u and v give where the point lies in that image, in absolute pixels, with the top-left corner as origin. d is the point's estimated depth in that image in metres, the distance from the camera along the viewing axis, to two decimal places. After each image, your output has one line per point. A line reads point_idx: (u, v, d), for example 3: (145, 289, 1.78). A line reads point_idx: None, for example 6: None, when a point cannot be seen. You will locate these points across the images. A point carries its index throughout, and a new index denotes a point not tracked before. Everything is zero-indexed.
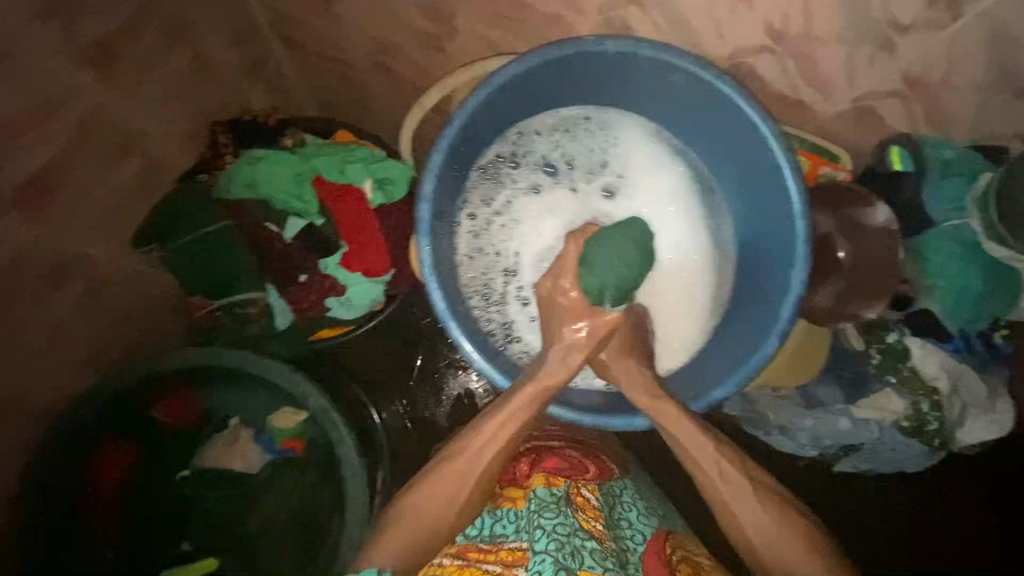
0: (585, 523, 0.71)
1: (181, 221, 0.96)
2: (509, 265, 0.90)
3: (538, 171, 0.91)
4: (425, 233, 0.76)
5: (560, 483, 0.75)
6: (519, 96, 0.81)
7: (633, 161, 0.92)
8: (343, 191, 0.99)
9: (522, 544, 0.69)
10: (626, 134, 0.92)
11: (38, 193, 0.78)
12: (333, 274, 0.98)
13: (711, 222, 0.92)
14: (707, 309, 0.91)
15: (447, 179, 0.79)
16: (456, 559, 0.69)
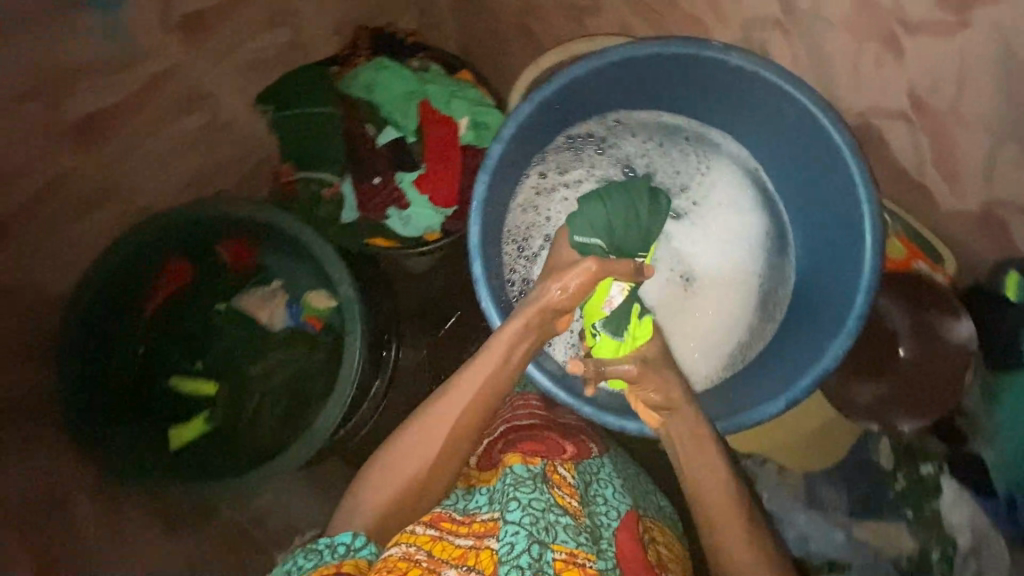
0: (560, 499, 0.73)
1: (299, 94, 1.06)
2: (551, 237, 0.91)
3: (617, 169, 0.91)
4: (486, 171, 0.79)
5: (537, 461, 0.77)
6: (628, 80, 0.81)
7: (713, 195, 0.90)
8: (442, 121, 1.06)
9: (493, 516, 0.72)
10: (719, 164, 0.90)
11: (196, 26, 0.91)
12: (404, 189, 1.06)
13: (768, 282, 0.89)
14: (727, 354, 0.87)
15: (529, 132, 0.81)
16: (428, 529, 0.71)
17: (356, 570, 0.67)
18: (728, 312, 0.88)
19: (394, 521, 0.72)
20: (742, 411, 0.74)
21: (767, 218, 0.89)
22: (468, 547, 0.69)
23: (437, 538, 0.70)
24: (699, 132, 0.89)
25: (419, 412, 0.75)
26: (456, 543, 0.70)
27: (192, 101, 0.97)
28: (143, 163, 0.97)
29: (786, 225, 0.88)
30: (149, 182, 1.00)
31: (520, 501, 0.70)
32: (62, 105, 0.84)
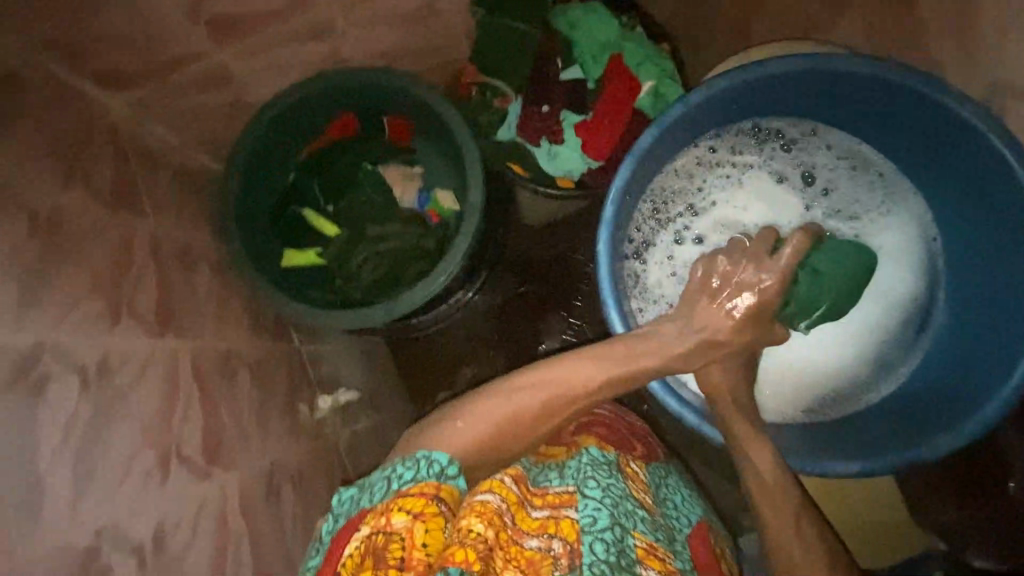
0: (636, 492, 0.77)
1: (510, 6, 1.10)
2: (695, 207, 0.87)
3: (794, 171, 0.86)
4: (660, 124, 0.77)
5: (610, 450, 0.81)
6: (849, 95, 0.77)
7: (879, 241, 0.85)
8: (626, 78, 1.07)
9: (568, 488, 0.73)
10: (896, 216, 0.85)
11: None
12: (564, 128, 1.08)
13: (891, 347, 0.86)
14: (818, 400, 0.85)
15: (724, 101, 0.78)
16: (513, 484, 0.69)
17: (450, 498, 0.60)
18: (837, 357, 0.86)
19: (476, 459, 0.65)
20: (825, 458, 0.74)
21: (922, 284, 0.85)
22: (546, 518, 0.70)
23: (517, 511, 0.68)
24: (891, 177, 0.84)
25: (504, 385, 0.69)
26: (534, 517, 0.70)
27: None
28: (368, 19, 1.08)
29: (939, 298, 0.84)
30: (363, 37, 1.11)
31: (601, 484, 0.73)
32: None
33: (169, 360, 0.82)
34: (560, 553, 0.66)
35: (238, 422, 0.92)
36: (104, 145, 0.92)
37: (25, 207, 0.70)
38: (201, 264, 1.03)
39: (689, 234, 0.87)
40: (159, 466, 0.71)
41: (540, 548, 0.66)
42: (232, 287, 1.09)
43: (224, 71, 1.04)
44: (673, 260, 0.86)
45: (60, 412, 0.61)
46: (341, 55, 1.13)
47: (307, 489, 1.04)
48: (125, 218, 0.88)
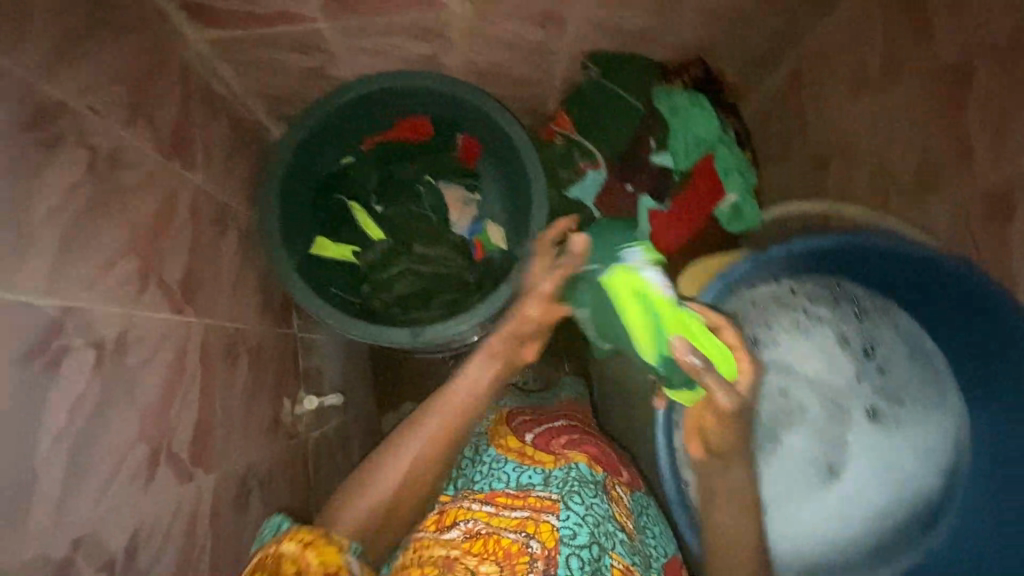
0: (618, 515, 0.82)
1: (625, 74, 1.08)
2: (756, 342, 0.87)
3: (859, 337, 0.85)
4: (756, 256, 0.80)
5: (598, 471, 0.85)
6: (934, 287, 0.75)
7: (911, 437, 0.83)
8: (712, 181, 1.07)
9: (552, 495, 0.78)
10: (941, 419, 0.81)
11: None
12: (638, 210, 1.06)
13: (890, 531, 0.85)
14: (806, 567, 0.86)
15: (816, 255, 0.80)
16: (484, 505, 0.79)
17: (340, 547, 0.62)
18: (833, 534, 0.86)
19: (402, 495, 0.75)
20: None
21: (938, 482, 0.82)
22: (525, 518, 0.76)
23: (494, 514, 0.78)
24: (948, 378, 0.80)
25: (386, 447, 0.77)
26: (511, 516, 0.77)
27: (546, 22, 1.01)
28: (481, 38, 1.03)
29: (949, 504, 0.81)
30: (468, 51, 1.06)
31: (585, 501, 0.77)
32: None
33: (183, 340, 0.75)
34: (538, 556, 0.72)
35: (229, 413, 0.86)
36: (174, 83, 0.84)
37: (88, 143, 0.62)
38: (232, 230, 0.96)
39: None
40: (150, 464, 0.64)
41: (522, 547, 0.73)
42: (250, 260, 1.01)
43: (318, 40, 0.96)
44: None
45: (71, 396, 0.54)
46: (439, 60, 1.07)
47: (273, 489, 0.98)
48: (176, 171, 0.80)
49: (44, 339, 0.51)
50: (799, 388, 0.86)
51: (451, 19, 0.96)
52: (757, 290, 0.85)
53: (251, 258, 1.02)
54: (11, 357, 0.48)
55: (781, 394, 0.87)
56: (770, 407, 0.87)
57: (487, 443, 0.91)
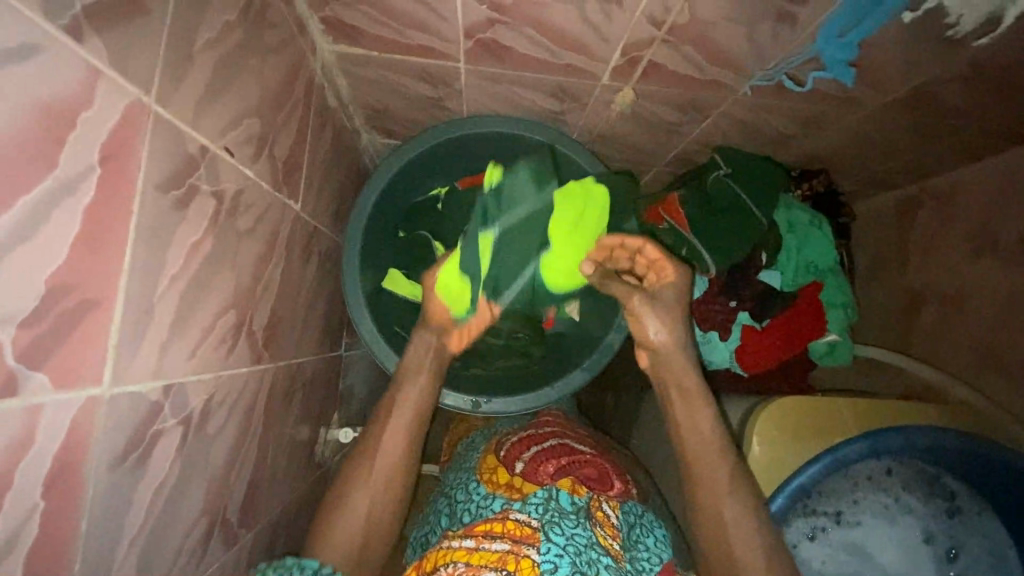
0: (603, 539, 0.76)
1: (755, 179, 1.00)
2: (842, 515, 0.82)
3: (943, 540, 0.81)
4: (877, 440, 0.79)
5: (582, 494, 0.80)
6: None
7: None
8: (816, 312, 1.00)
9: (532, 523, 0.74)
10: None
11: (773, 97, 0.87)
12: (733, 322, 1.02)
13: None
14: None
15: (937, 448, 0.79)
16: (465, 544, 0.73)
17: None
18: None
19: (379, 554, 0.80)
20: None
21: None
22: (505, 551, 0.71)
23: (475, 548, 0.72)
24: None
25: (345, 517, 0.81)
26: (492, 548, 0.71)
27: (689, 110, 0.93)
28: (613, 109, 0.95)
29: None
30: (595, 116, 0.98)
31: (565, 532, 0.72)
32: (648, 71, 0.82)
33: (254, 392, 0.69)
34: None
35: (276, 457, 0.81)
36: (297, 103, 0.76)
37: (215, 191, 0.55)
38: (314, 256, 0.90)
39: (822, 537, 0.82)
40: (204, 540, 0.60)
41: None
42: (321, 286, 0.95)
43: (447, 77, 0.89)
44: (800, 550, 0.82)
45: (153, 488, 0.49)
46: (562, 117, 1.00)
47: (292, 529, 0.93)
48: (282, 202, 0.74)
49: (142, 430, 0.46)
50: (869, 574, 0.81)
51: (594, 88, 0.88)
52: (857, 466, 0.81)
53: (322, 284, 0.95)
54: (109, 463, 0.42)
55: None
56: None
57: (475, 477, 0.86)
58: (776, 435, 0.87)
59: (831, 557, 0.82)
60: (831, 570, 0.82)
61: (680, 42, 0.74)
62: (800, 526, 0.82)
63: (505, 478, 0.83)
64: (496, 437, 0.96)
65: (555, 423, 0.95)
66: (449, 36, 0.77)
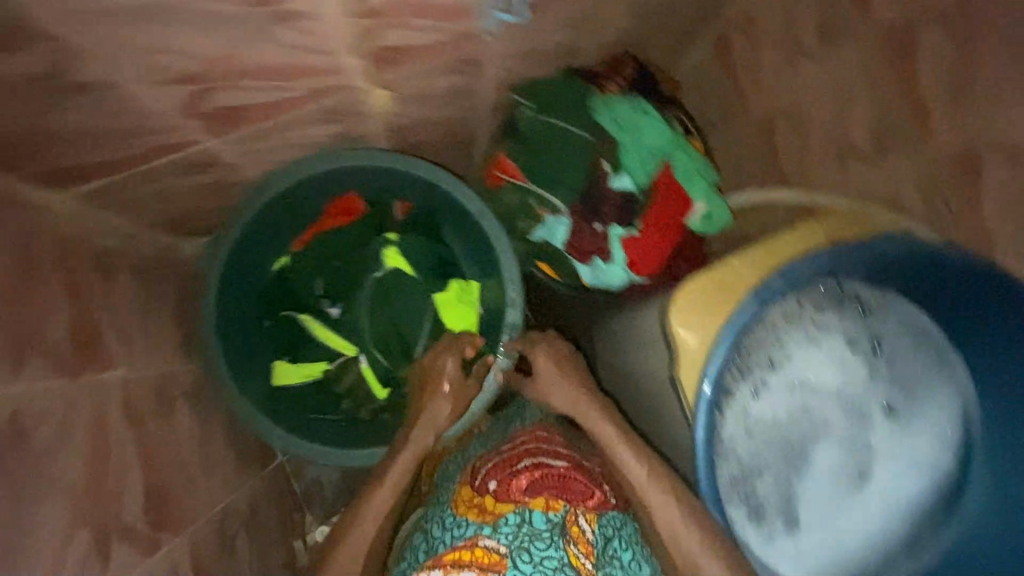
0: (575, 558, 0.78)
1: (558, 102, 0.99)
2: (774, 361, 0.82)
3: (866, 337, 0.84)
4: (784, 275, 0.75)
5: (556, 510, 0.81)
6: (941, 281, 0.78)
7: (926, 419, 0.85)
8: (676, 193, 1.00)
9: (501, 550, 0.77)
10: (949, 398, 0.84)
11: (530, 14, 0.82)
12: (610, 241, 0.99)
13: (921, 522, 0.84)
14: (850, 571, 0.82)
15: (832, 268, 0.78)
16: (432, 574, 0.75)
17: None
18: (867, 538, 0.83)
19: None
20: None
21: (956, 465, 0.84)
22: None
23: None
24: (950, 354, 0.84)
25: None
26: None
27: (466, 68, 0.89)
28: (394, 100, 0.90)
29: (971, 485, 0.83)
30: (385, 115, 0.92)
31: (534, 557, 0.76)
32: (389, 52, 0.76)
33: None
34: None
35: None
36: (54, 271, 0.68)
37: None
38: (177, 398, 0.83)
39: (765, 389, 0.82)
40: None
41: None
42: (210, 421, 0.89)
43: (211, 158, 0.81)
44: (750, 410, 0.81)
45: None
46: (354, 132, 0.94)
47: None
48: (93, 380, 0.67)
49: None
50: (817, 400, 0.83)
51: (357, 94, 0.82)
52: (770, 310, 0.81)
53: (210, 417, 0.89)
54: None
55: (803, 411, 0.83)
56: (795, 427, 0.82)
57: (451, 511, 0.85)
58: (687, 324, 0.86)
59: (780, 403, 0.82)
60: (784, 413, 0.82)
61: (400, 20, 0.69)
62: (742, 390, 0.81)
63: (480, 501, 0.83)
64: (469, 466, 0.94)
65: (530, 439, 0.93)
66: (170, 126, 0.70)
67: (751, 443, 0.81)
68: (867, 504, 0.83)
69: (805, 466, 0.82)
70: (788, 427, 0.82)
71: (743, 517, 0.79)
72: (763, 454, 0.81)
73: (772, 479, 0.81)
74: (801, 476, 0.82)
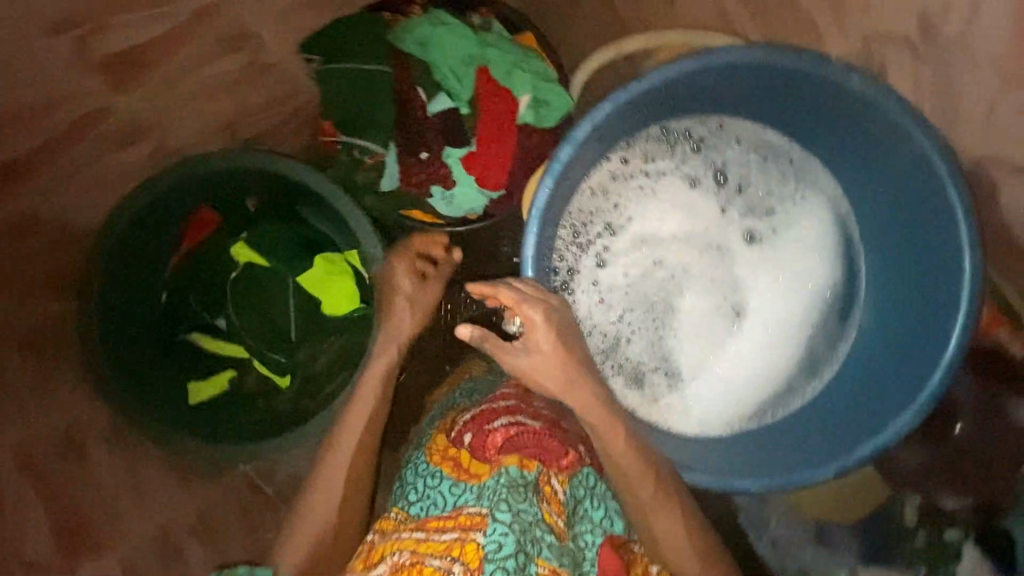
0: (549, 515, 0.65)
1: (348, 47, 0.95)
2: (613, 224, 0.79)
3: (706, 172, 0.79)
4: (575, 138, 0.69)
5: (532, 467, 0.67)
6: (755, 87, 0.71)
7: (796, 232, 0.79)
8: (498, 93, 0.96)
9: (482, 510, 0.63)
10: (814, 206, 0.79)
11: None
12: (451, 166, 0.97)
13: (818, 339, 0.79)
14: (752, 408, 0.78)
15: (632, 113, 0.71)
16: (415, 533, 0.66)
17: None
18: (761, 372, 0.79)
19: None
20: (754, 454, 0.72)
21: (840, 275, 0.79)
22: (453, 540, 0.63)
23: (423, 540, 0.64)
24: (800, 161, 0.78)
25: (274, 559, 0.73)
26: (441, 539, 0.63)
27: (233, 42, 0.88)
28: (173, 96, 0.92)
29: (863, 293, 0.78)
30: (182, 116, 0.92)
31: (512, 508, 0.62)
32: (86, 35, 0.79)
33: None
34: None
35: None
36: None
37: None
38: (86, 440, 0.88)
39: (611, 255, 0.78)
40: None
41: None
42: (140, 457, 0.94)
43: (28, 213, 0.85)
44: (599, 282, 0.78)
45: None
46: (167, 146, 0.94)
47: None
48: None
49: None
50: (670, 252, 0.79)
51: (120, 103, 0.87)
52: (591, 175, 0.76)
53: (140, 453, 0.94)
54: None
55: (658, 265, 0.79)
56: (650, 284, 0.79)
57: (425, 459, 0.75)
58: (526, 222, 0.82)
59: (629, 265, 0.79)
60: (637, 273, 0.79)
61: None
62: (587, 264, 0.78)
63: (459, 465, 0.70)
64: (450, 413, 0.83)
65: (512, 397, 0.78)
66: None
67: (611, 313, 0.78)
68: (753, 337, 0.80)
69: (676, 319, 0.79)
70: (646, 285, 0.79)
71: (619, 388, 0.76)
72: (624, 320, 0.78)
73: (641, 342, 0.78)
74: (669, 330, 0.79)
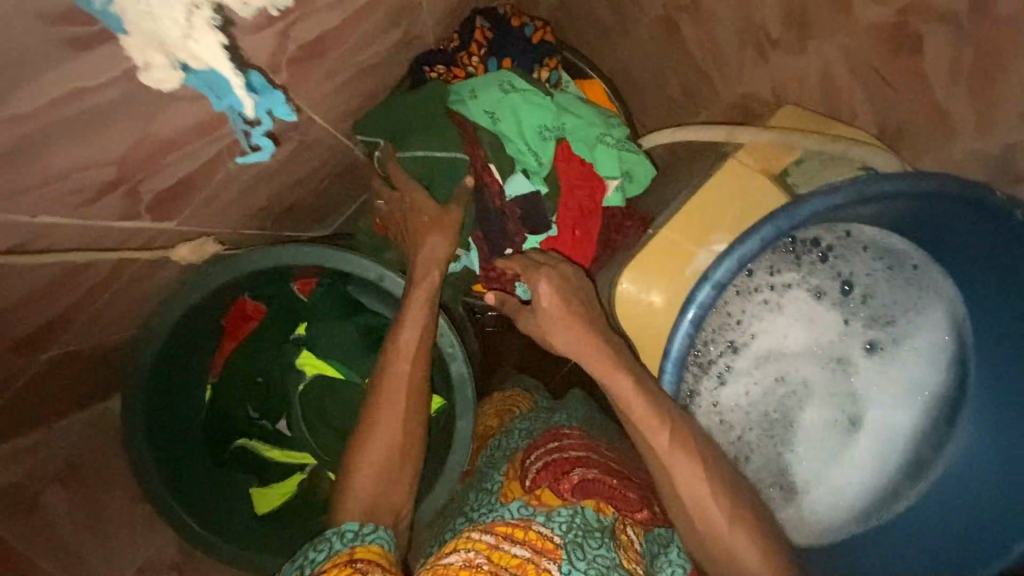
0: (626, 561, 0.67)
1: (411, 121, 0.83)
2: (737, 342, 0.77)
3: (831, 284, 0.77)
4: (712, 279, 0.65)
5: (608, 514, 0.71)
6: (895, 208, 0.66)
7: (909, 342, 0.79)
8: (581, 170, 0.86)
9: (555, 538, 0.64)
10: (931, 315, 0.78)
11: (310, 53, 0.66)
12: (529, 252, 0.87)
13: (922, 443, 0.81)
14: (860, 509, 0.83)
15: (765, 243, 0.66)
16: (485, 536, 0.64)
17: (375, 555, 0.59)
18: (869, 475, 0.83)
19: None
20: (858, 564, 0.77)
21: (950, 380, 0.79)
22: (526, 558, 0.62)
23: (493, 548, 0.63)
24: (924, 269, 0.76)
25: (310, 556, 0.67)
26: (513, 552, 0.62)
27: (284, 132, 0.74)
28: None
29: (967, 393, 0.77)
30: (228, 215, 0.78)
31: (588, 554, 0.64)
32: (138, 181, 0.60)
33: None
34: None
35: None
36: None
37: None
38: None
39: (732, 374, 0.78)
40: None
41: None
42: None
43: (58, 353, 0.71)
44: (720, 404, 0.78)
45: None
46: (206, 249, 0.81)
47: None
48: None
49: None
50: (789, 365, 0.80)
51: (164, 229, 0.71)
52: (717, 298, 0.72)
53: (211, 569, 0.88)
54: None
55: (777, 380, 0.80)
56: (770, 401, 0.80)
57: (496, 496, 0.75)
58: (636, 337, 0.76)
59: (750, 383, 0.79)
60: (758, 391, 0.79)
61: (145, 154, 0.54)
62: (709, 385, 0.78)
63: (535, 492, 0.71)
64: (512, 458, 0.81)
65: (580, 445, 0.78)
66: None
67: (730, 431, 0.79)
68: (863, 441, 0.83)
69: (790, 431, 0.82)
70: (766, 400, 0.80)
71: None
72: (744, 438, 0.80)
73: (759, 458, 0.81)
74: (786, 442, 0.82)
